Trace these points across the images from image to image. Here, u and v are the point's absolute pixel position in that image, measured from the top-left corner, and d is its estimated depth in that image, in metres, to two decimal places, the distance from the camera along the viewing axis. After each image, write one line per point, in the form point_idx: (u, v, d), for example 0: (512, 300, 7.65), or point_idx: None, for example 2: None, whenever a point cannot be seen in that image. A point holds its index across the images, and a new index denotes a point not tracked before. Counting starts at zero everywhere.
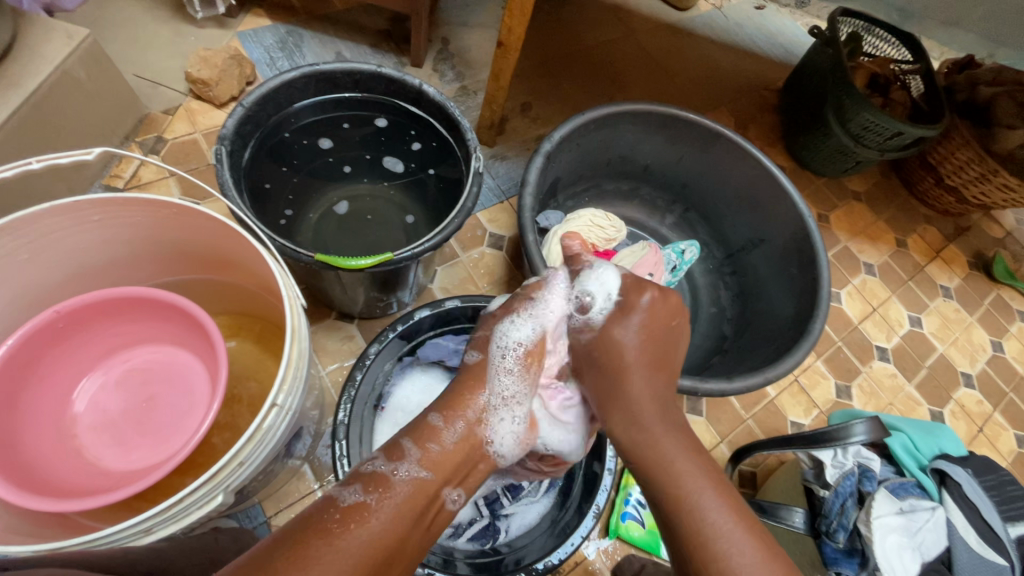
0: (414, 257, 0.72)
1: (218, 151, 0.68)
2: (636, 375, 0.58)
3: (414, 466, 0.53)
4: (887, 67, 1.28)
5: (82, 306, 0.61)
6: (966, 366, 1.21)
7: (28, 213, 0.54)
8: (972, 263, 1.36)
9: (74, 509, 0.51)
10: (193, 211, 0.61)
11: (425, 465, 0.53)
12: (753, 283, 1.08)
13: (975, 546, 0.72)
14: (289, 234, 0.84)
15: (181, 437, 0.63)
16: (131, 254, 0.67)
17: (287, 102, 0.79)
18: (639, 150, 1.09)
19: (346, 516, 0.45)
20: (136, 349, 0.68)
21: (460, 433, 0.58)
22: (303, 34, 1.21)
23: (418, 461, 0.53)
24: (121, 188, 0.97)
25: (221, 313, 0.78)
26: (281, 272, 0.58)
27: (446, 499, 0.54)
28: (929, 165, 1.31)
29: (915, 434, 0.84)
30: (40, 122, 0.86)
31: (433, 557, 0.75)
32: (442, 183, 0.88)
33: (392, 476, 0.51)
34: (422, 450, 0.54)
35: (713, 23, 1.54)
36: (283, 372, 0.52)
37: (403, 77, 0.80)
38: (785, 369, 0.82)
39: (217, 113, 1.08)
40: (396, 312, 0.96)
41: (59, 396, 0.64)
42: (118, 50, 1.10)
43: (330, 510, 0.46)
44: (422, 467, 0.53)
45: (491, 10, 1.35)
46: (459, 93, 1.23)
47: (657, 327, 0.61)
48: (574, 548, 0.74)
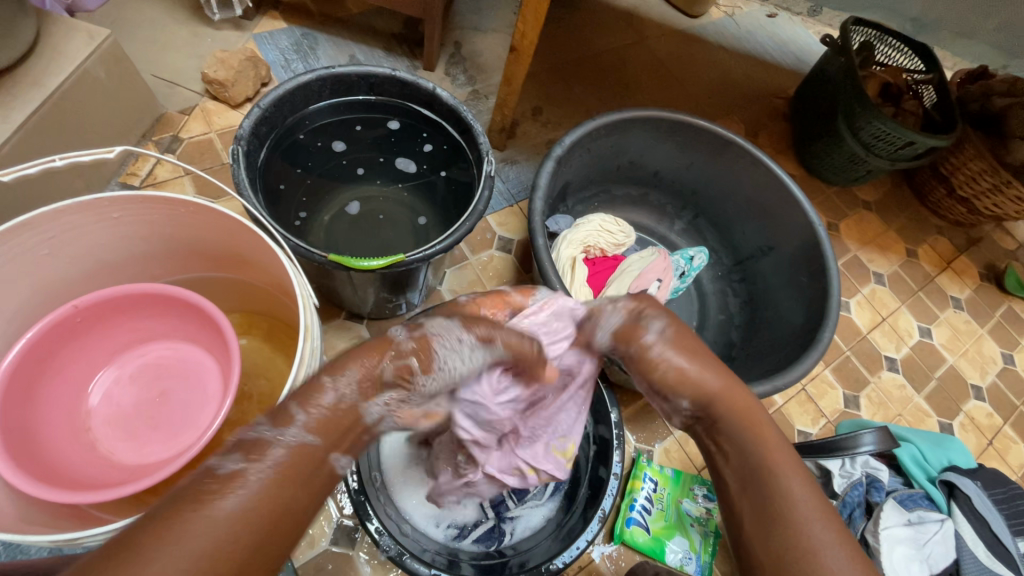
0: (425, 258, 0.72)
1: (235, 151, 0.69)
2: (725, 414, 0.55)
3: (300, 431, 0.45)
4: (899, 77, 1.28)
5: (99, 302, 0.62)
6: (977, 379, 1.20)
7: (50, 209, 0.56)
8: (983, 274, 1.35)
9: (90, 501, 0.52)
10: (210, 210, 0.62)
11: (312, 429, 0.45)
12: (762, 291, 1.08)
13: (983, 559, 0.72)
14: (302, 235, 0.85)
15: (192, 433, 0.63)
16: (148, 251, 0.68)
17: (303, 103, 0.80)
18: (649, 156, 1.09)
19: (225, 485, 0.40)
20: (152, 344, 0.69)
21: (354, 400, 0.48)
22: (318, 36, 1.22)
23: (304, 424, 0.45)
24: (137, 186, 0.98)
25: (232, 311, 0.79)
26: (294, 272, 0.59)
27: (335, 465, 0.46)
28: (941, 175, 1.30)
29: (924, 445, 0.83)
30: (60, 121, 0.88)
31: (439, 557, 0.76)
32: (453, 185, 0.89)
33: (274, 442, 0.43)
34: (309, 413, 0.45)
35: (725, 30, 1.54)
36: (295, 371, 0.53)
37: (416, 81, 0.80)
38: (793, 378, 0.82)
39: (232, 114, 1.09)
40: (404, 313, 0.97)
41: (75, 390, 0.65)
42: (138, 51, 1.12)
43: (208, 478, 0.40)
44: (311, 432, 0.45)
45: (504, 15, 1.36)
46: (471, 97, 1.23)
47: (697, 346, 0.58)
48: (579, 552, 0.75)
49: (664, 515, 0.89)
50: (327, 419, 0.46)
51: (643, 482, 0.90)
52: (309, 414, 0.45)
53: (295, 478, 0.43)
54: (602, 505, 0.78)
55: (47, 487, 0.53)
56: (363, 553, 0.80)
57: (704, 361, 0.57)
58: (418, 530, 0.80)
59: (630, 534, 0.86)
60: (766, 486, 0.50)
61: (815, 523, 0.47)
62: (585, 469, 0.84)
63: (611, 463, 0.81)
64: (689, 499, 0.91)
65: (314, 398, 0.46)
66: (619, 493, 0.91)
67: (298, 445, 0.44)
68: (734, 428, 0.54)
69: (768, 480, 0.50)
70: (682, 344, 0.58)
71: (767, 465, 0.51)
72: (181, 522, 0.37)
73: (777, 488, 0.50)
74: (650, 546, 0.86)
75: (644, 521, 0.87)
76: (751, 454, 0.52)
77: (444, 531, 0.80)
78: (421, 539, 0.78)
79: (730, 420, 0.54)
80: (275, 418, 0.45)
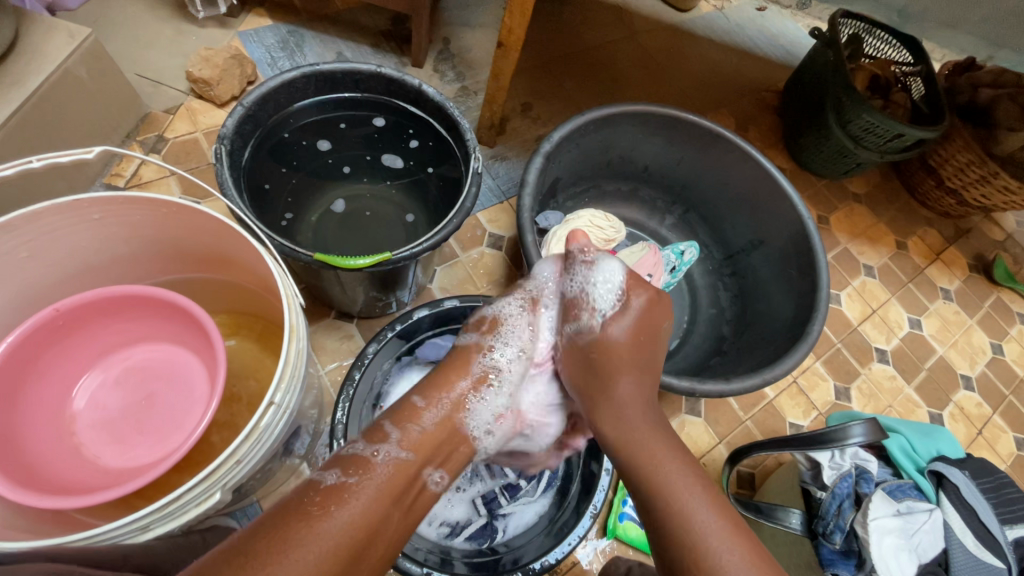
0: (413, 256, 0.72)
1: (218, 151, 0.68)
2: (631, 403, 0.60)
3: (393, 449, 0.54)
4: (888, 70, 1.29)
5: (80, 304, 0.62)
6: (966, 369, 1.20)
7: (28, 211, 0.55)
8: (972, 265, 1.35)
9: (70, 506, 0.51)
10: (193, 211, 0.61)
11: (405, 446, 0.54)
12: (752, 284, 1.08)
13: (972, 548, 0.72)
14: (289, 234, 0.84)
15: (179, 435, 0.63)
16: (131, 252, 0.67)
17: (287, 102, 0.80)
18: (639, 151, 1.09)
19: (326, 500, 0.45)
20: (137, 346, 0.68)
21: (442, 415, 0.59)
22: (305, 34, 1.21)
23: (397, 444, 0.54)
24: (122, 187, 0.97)
25: (220, 312, 0.79)
26: (279, 271, 0.58)
27: (426, 480, 0.55)
28: (930, 166, 1.31)
29: (912, 436, 0.84)
30: (41, 121, 0.87)
31: (431, 556, 0.75)
32: (440, 182, 0.88)
33: (373, 458, 0.52)
34: (403, 429, 0.56)
35: (714, 24, 1.54)
36: (281, 371, 0.53)
37: (402, 77, 0.80)
38: (784, 370, 0.82)
39: (218, 113, 1.08)
40: (395, 311, 0.97)
41: (59, 394, 0.64)
42: (121, 50, 1.11)
43: (313, 495, 0.46)
44: (404, 448, 0.54)
45: (493, 10, 1.35)
46: (460, 93, 1.23)
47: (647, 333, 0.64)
48: (572, 547, 0.74)
49: None
50: (423, 439, 0.56)
51: None
52: (401, 434, 0.55)
53: (392, 495, 0.50)
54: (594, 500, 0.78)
55: (32, 493, 0.52)
56: None
57: (626, 368, 0.61)
58: (411, 528, 0.79)
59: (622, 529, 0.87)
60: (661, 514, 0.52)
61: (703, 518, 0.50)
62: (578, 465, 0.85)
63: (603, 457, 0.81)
64: None
65: (408, 420, 0.57)
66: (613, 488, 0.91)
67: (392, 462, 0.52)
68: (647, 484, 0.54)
69: (665, 496, 0.52)
70: (626, 363, 0.62)
71: (664, 473, 0.54)
72: (290, 533, 0.41)
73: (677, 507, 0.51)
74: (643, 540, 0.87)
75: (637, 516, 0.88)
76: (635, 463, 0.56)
77: (437, 529, 0.80)
78: (415, 537, 0.78)
79: (638, 464, 0.55)
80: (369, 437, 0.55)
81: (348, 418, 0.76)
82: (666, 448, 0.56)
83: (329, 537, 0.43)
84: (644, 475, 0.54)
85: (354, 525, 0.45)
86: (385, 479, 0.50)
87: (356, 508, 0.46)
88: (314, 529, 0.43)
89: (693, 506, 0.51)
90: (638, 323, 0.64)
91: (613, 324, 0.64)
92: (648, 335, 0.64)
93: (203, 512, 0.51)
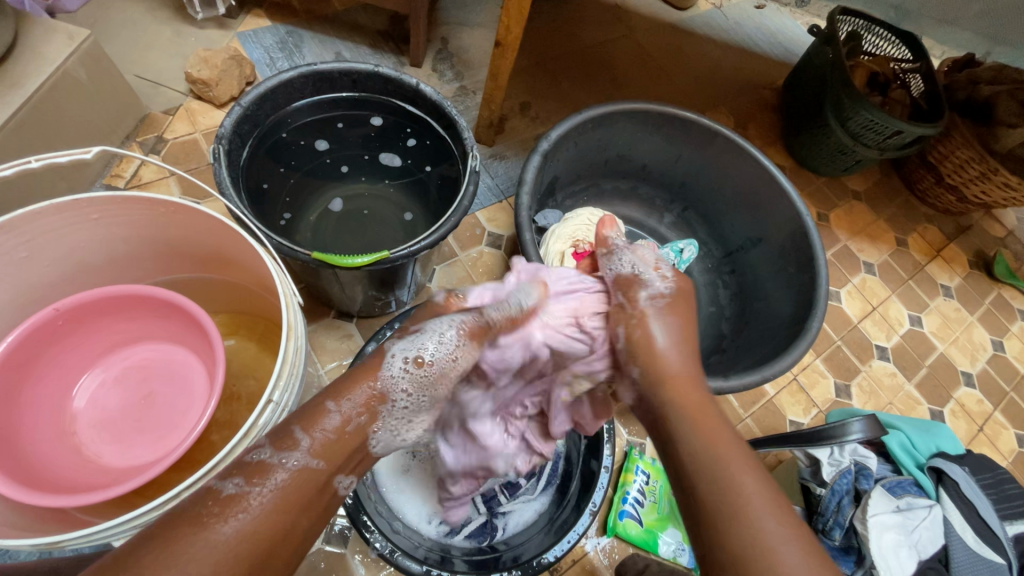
0: (411, 255, 0.72)
1: (215, 151, 0.68)
2: (677, 371, 0.54)
3: (305, 455, 0.46)
4: (886, 67, 1.29)
5: (80, 304, 0.62)
6: (967, 366, 1.20)
7: (28, 211, 0.55)
8: (973, 262, 1.35)
9: (69, 506, 0.51)
10: (192, 210, 0.61)
11: (316, 454, 0.47)
12: (752, 282, 1.08)
13: (971, 544, 0.72)
14: (288, 234, 0.84)
15: (178, 434, 0.63)
16: (130, 252, 0.67)
17: (285, 102, 0.80)
18: (637, 149, 1.09)
19: (223, 510, 0.41)
20: (137, 346, 0.69)
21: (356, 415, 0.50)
22: (303, 34, 1.21)
23: (309, 448, 0.46)
24: (122, 187, 0.98)
25: (220, 312, 0.79)
26: (278, 270, 0.58)
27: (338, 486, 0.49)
28: (930, 163, 1.31)
29: (913, 433, 0.84)
30: (41, 122, 0.87)
31: (431, 554, 0.76)
32: (438, 181, 0.88)
33: (279, 466, 0.45)
34: (313, 435, 0.47)
35: (713, 22, 1.54)
36: (279, 369, 0.53)
37: (400, 76, 0.80)
38: (783, 367, 0.82)
39: (217, 113, 1.08)
40: (394, 311, 0.97)
41: (60, 393, 0.64)
42: (120, 51, 1.11)
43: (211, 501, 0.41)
44: (314, 456, 0.47)
45: (491, 10, 1.36)
46: (458, 93, 1.23)
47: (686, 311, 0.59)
48: (571, 544, 0.75)
49: (657, 507, 0.89)
50: (332, 441, 0.48)
51: (635, 475, 0.91)
52: (314, 438, 0.47)
53: (301, 502, 0.45)
54: (594, 498, 0.78)
55: (32, 492, 0.53)
56: (356, 553, 0.80)
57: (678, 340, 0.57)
58: (411, 527, 0.79)
59: (622, 527, 0.86)
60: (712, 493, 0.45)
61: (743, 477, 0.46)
62: (577, 463, 0.85)
63: (603, 454, 0.81)
64: None
65: (318, 422, 0.48)
66: (612, 486, 0.91)
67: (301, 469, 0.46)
68: (690, 441, 0.49)
69: (712, 473, 0.46)
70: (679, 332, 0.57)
71: (720, 457, 0.47)
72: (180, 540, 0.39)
73: (724, 487, 0.45)
74: (644, 539, 0.86)
75: (637, 514, 0.88)
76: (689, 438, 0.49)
77: (437, 527, 0.80)
78: (414, 535, 0.79)
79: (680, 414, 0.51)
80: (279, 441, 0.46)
81: None
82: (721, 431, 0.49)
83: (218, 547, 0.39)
84: (698, 454, 0.48)
85: (255, 533, 0.41)
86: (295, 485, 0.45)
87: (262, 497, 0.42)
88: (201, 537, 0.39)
89: (744, 486, 0.45)
90: (671, 300, 0.59)
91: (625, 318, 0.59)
92: (689, 305, 0.60)
93: None
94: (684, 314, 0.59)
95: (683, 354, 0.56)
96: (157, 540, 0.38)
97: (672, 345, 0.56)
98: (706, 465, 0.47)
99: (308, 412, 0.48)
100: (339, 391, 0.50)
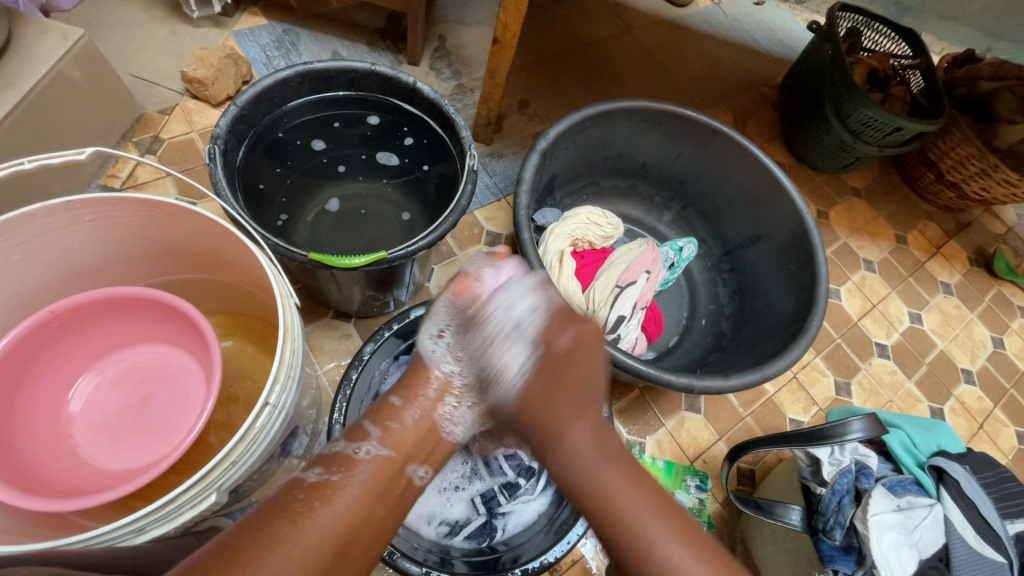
0: (409, 255, 0.71)
1: (211, 151, 0.68)
2: (570, 419, 0.52)
3: (375, 446, 0.48)
4: (887, 63, 1.28)
5: (75, 306, 0.61)
6: (967, 363, 1.20)
7: (22, 213, 0.55)
8: (973, 259, 1.35)
9: (66, 510, 0.51)
10: (187, 211, 0.61)
11: (387, 444, 0.49)
12: (751, 280, 1.08)
13: (972, 543, 0.72)
14: (285, 234, 0.84)
15: (176, 436, 0.63)
16: (126, 253, 0.67)
17: (281, 101, 0.79)
18: (636, 147, 1.08)
19: (309, 498, 0.42)
20: (133, 348, 0.68)
21: (423, 413, 0.53)
22: (299, 33, 1.20)
23: (380, 440, 0.49)
24: (118, 188, 0.97)
25: (217, 313, 0.78)
26: (274, 271, 0.58)
27: (414, 475, 0.50)
28: (929, 160, 1.30)
29: (913, 432, 0.84)
30: (36, 122, 0.86)
31: (430, 555, 0.75)
32: (436, 180, 0.88)
33: (354, 455, 0.47)
34: (385, 425, 0.51)
35: (712, 19, 1.53)
36: (276, 371, 0.52)
37: (397, 75, 0.79)
38: (783, 366, 0.82)
39: (213, 113, 1.08)
40: (393, 310, 0.96)
41: (55, 396, 0.64)
42: (115, 50, 1.10)
43: (295, 492, 0.43)
44: (385, 445, 0.49)
45: (488, 7, 1.35)
46: (456, 91, 1.22)
47: (581, 350, 0.56)
48: (570, 547, 0.75)
49: None
50: (405, 436, 0.51)
51: None
52: (385, 431, 0.50)
53: (376, 491, 0.46)
54: None
55: (28, 496, 0.52)
56: None
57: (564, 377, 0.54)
58: (411, 528, 0.79)
59: None
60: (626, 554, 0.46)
61: (649, 519, 0.47)
62: None
63: None
64: (682, 490, 0.93)
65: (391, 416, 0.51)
66: None
67: (377, 459, 0.48)
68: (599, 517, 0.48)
69: (619, 527, 0.47)
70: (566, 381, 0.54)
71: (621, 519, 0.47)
72: (273, 532, 0.39)
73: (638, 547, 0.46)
74: None
75: None
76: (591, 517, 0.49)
77: (436, 528, 0.80)
78: (413, 537, 0.78)
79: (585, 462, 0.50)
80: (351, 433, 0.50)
81: (345, 419, 0.76)
82: (624, 480, 0.49)
83: (313, 535, 0.40)
84: (606, 529, 0.48)
85: (341, 520, 0.42)
86: (371, 476, 0.46)
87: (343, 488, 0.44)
88: (295, 523, 0.40)
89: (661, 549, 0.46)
90: (576, 339, 0.56)
91: (561, 335, 0.56)
92: (598, 339, 0.58)
93: (200, 513, 0.51)
94: (585, 347, 0.57)
95: (573, 409, 0.53)
96: (259, 532, 0.39)
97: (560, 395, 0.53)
98: (620, 533, 0.47)
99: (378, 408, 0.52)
100: (405, 388, 0.54)
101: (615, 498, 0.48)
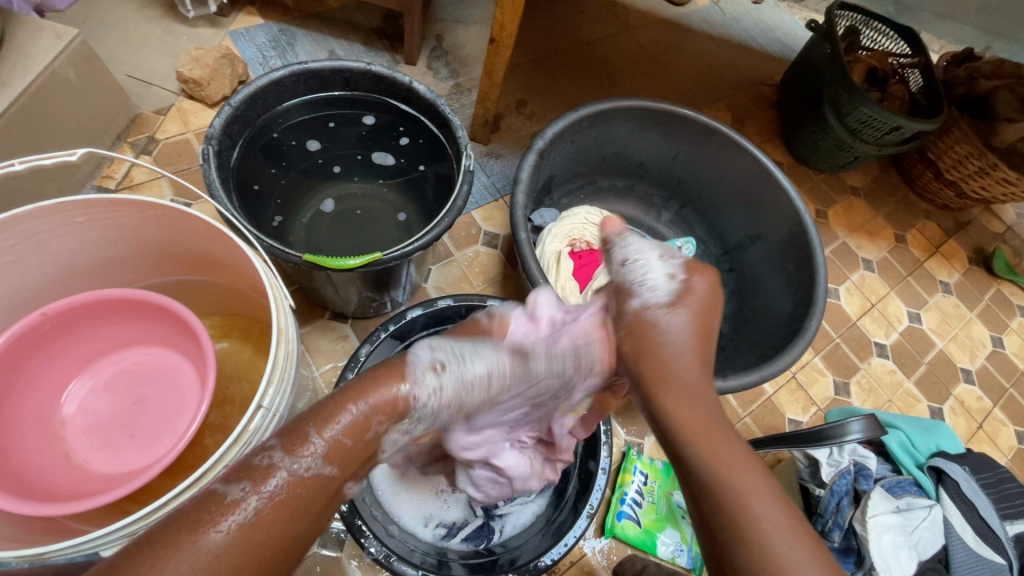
0: (405, 256, 0.71)
1: (205, 151, 0.67)
2: (683, 371, 0.47)
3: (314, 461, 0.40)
4: (885, 62, 1.28)
5: (68, 308, 0.61)
6: (966, 363, 1.20)
7: (13, 214, 0.54)
8: (972, 258, 1.35)
9: (58, 514, 0.50)
10: (181, 212, 0.60)
11: (331, 460, 0.41)
12: (750, 280, 1.07)
13: (972, 544, 0.72)
14: (281, 235, 0.84)
15: (170, 440, 0.62)
16: (119, 255, 0.66)
17: (276, 101, 0.79)
18: (634, 147, 1.08)
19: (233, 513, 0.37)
20: (126, 350, 0.68)
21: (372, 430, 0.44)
22: (296, 32, 1.20)
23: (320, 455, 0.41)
24: (113, 188, 0.97)
25: (212, 314, 0.78)
26: (268, 273, 0.58)
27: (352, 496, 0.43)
28: (928, 159, 1.30)
29: (912, 432, 0.83)
30: (29, 122, 0.86)
31: (427, 558, 0.75)
32: (432, 181, 0.87)
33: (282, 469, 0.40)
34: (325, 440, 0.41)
35: (710, 18, 1.53)
36: (269, 373, 0.52)
37: (393, 75, 0.79)
38: (781, 366, 0.81)
39: (209, 113, 1.07)
40: (390, 311, 0.96)
41: (47, 400, 0.63)
42: (110, 50, 1.10)
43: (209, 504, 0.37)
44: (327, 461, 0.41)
45: (486, 6, 1.34)
46: (453, 91, 1.22)
47: (704, 313, 0.50)
48: (568, 548, 0.74)
49: (655, 508, 0.88)
50: (346, 446, 0.42)
51: (634, 475, 0.90)
52: (326, 443, 0.41)
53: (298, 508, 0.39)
54: (590, 500, 0.78)
55: (19, 501, 0.52)
56: (353, 557, 0.79)
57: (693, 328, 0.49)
58: (408, 531, 0.79)
59: (621, 527, 0.86)
60: (723, 510, 0.41)
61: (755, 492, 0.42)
62: (575, 465, 0.84)
63: (600, 455, 0.81)
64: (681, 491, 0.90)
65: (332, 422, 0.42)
66: (610, 487, 0.91)
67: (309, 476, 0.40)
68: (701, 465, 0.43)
69: (726, 479, 0.42)
70: (691, 331, 0.49)
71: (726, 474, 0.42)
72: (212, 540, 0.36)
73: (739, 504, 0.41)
74: (642, 539, 0.86)
75: (635, 514, 0.87)
76: (696, 470, 0.43)
77: (433, 530, 0.80)
78: (410, 539, 0.78)
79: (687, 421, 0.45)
80: (289, 441, 0.41)
81: None
82: (739, 451, 0.44)
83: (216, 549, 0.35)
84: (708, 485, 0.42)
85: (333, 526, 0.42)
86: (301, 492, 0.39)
87: (262, 501, 0.38)
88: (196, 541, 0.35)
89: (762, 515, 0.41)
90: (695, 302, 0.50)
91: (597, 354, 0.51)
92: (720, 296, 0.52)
93: None
94: (703, 308, 0.51)
95: (692, 357, 0.48)
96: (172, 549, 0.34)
97: (680, 349, 0.48)
98: (722, 488, 0.42)
99: (321, 412, 0.43)
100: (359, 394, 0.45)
101: (722, 453, 0.43)
